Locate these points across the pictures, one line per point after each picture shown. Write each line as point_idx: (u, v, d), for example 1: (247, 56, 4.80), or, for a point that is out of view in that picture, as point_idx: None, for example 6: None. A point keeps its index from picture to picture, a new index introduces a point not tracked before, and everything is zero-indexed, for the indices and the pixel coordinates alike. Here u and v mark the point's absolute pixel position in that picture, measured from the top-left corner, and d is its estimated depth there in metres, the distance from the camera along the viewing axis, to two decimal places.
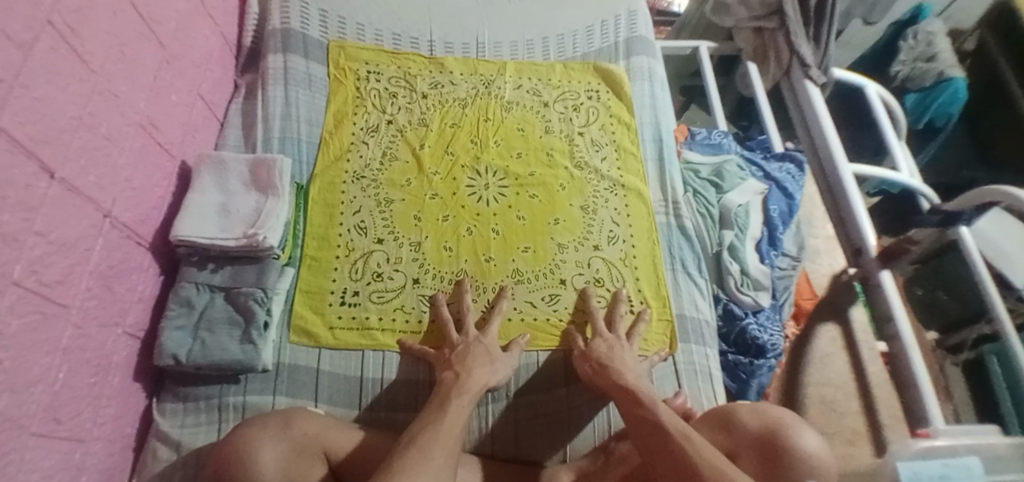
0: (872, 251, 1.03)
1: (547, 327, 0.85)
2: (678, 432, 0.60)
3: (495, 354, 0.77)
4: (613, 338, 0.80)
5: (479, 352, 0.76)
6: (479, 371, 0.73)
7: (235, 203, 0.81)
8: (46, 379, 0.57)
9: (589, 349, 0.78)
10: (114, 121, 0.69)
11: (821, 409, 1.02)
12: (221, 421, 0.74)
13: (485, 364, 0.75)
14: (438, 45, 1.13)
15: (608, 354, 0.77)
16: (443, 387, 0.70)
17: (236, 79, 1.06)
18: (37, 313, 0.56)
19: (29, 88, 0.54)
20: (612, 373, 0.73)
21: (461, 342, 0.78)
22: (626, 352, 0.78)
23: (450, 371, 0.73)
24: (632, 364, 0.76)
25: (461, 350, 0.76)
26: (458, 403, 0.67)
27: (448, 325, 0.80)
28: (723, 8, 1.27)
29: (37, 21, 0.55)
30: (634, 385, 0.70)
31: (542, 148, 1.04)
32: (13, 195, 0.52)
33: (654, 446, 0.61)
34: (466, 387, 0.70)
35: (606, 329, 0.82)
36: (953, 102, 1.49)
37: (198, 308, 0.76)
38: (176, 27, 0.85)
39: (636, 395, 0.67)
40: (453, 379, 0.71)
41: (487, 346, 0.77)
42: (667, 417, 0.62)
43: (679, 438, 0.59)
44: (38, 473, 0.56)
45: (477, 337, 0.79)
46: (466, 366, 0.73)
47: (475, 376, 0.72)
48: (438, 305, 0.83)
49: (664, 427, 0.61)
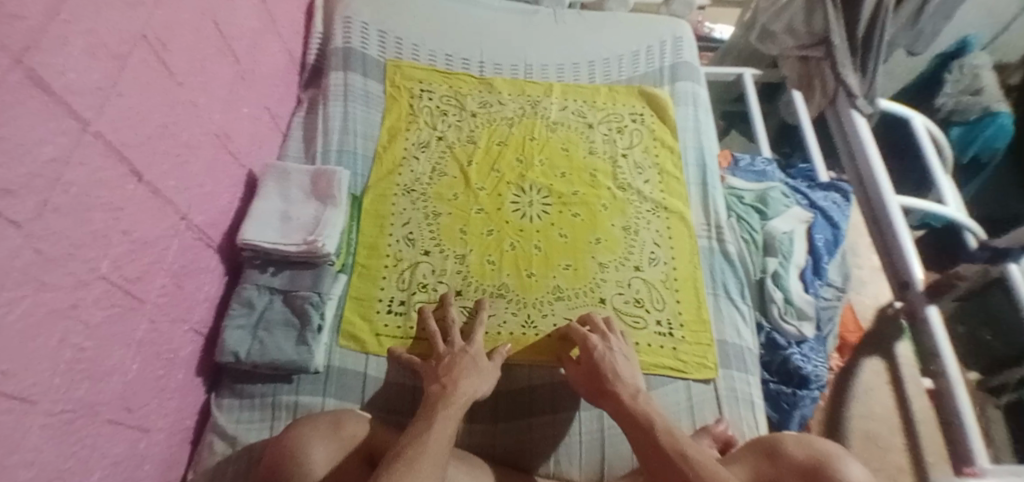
0: (919, 285, 1.01)
1: (546, 344, 0.85)
2: (673, 449, 0.63)
3: (482, 363, 0.76)
4: (607, 340, 0.79)
5: (465, 362, 0.75)
6: (466, 382, 0.72)
7: (296, 210, 0.85)
8: (121, 370, 0.60)
9: (588, 348, 0.77)
10: (194, 132, 0.74)
11: (864, 444, 0.99)
12: (273, 419, 0.76)
13: (473, 374, 0.73)
14: (487, 66, 1.17)
15: (600, 356, 0.76)
16: (430, 400, 0.68)
17: (299, 94, 1.12)
18: (118, 306, 0.59)
19: (122, 98, 0.59)
20: (611, 396, 0.72)
21: (447, 353, 0.76)
22: (620, 356, 0.77)
23: (438, 383, 0.71)
24: (629, 372, 0.75)
25: (448, 362, 0.75)
26: (445, 414, 0.65)
27: (434, 335, 0.79)
28: (769, 36, 1.29)
29: (133, 36, 0.60)
30: (637, 407, 0.69)
31: (585, 168, 1.06)
32: (102, 197, 0.56)
33: (657, 468, 0.63)
34: (453, 399, 0.68)
35: (602, 332, 0.80)
36: (1002, 135, 1.46)
37: (257, 308, 0.79)
38: (249, 44, 0.90)
39: (636, 418, 0.68)
40: (440, 391, 0.69)
41: (475, 357, 0.76)
42: (663, 430, 0.65)
43: (680, 462, 0.61)
44: (107, 459, 0.59)
45: (464, 347, 0.77)
46: (453, 378, 0.72)
47: (463, 386, 0.70)
48: (426, 316, 0.83)
49: (660, 444, 0.64)
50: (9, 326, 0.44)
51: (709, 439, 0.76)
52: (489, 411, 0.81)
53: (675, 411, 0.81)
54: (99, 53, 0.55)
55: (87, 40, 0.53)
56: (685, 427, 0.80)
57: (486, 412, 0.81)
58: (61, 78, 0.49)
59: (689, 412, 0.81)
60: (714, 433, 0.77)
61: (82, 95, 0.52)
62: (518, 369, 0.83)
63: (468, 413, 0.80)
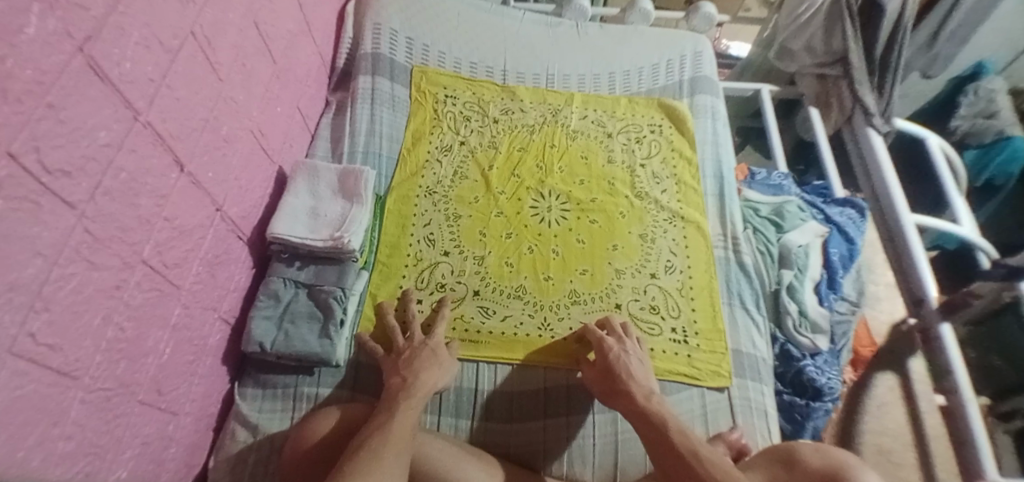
0: (933, 303, 1.01)
1: (567, 347, 0.86)
2: (686, 449, 0.64)
3: (441, 355, 0.78)
4: (627, 342, 0.80)
5: (425, 354, 0.76)
6: (427, 374, 0.74)
7: (324, 207, 0.87)
8: (156, 352, 0.62)
9: (604, 345, 0.78)
10: (232, 127, 0.76)
11: (877, 458, 1.00)
12: (295, 409, 0.78)
13: (433, 366, 0.75)
14: (510, 75, 1.20)
15: (614, 356, 0.77)
16: (390, 393, 0.70)
17: (328, 96, 1.14)
18: (157, 290, 0.61)
19: (170, 90, 0.61)
20: (625, 397, 0.73)
21: (406, 347, 0.78)
22: (635, 359, 0.78)
23: (398, 377, 0.73)
24: (643, 375, 0.76)
25: (407, 355, 0.76)
26: (406, 405, 0.67)
27: (393, 331, 0.80)
28: (787, 54, 1.32)
29: (183, 31, 0.62)
30: (649, 407, 0.71)
31: (604, 177, 1.07)
32: (149, 183, 0.58)
33: (670, 467, 0.64)
34: (413, 391, 0.70)
35: (619, 336, 0.81)
36: (1016, 160, 1.44)
37: (284, 301, 0.81)
38: (286, 44, 0.93)
39: (650, 420, 0.69)
40: (400, 384, 0.71)
41: (435, 350, 0.78)
42: (675, 430, 0.67)
43: (691, 459, 0.63)
44: (139, 439, 0.60)
45: (423, 340, 0.79)
46: (413, 370, 0.73)
47: (423, 378, 0.72)
48: (384, 313, 0.83)
49: (672, 443, 0.66)
50: (57, 302, 0.46)
51: (724, 446, 0.77)
52: (493, 409, 0.82)
53: (689, 418, 0.82)
54: (153, 46, 0.57)
55: (141, 32, 0.55)
56: (700, 432, 0.81)
57: (501, 413, 0.81)
58: (117, 67, 0.52)
59: (702, 418, 0.82)
60: (728, 441, 0.77)
61: (134, 85, 0.54)
62: (533, 370, 0.85)
63: (484, 411, 0.81)
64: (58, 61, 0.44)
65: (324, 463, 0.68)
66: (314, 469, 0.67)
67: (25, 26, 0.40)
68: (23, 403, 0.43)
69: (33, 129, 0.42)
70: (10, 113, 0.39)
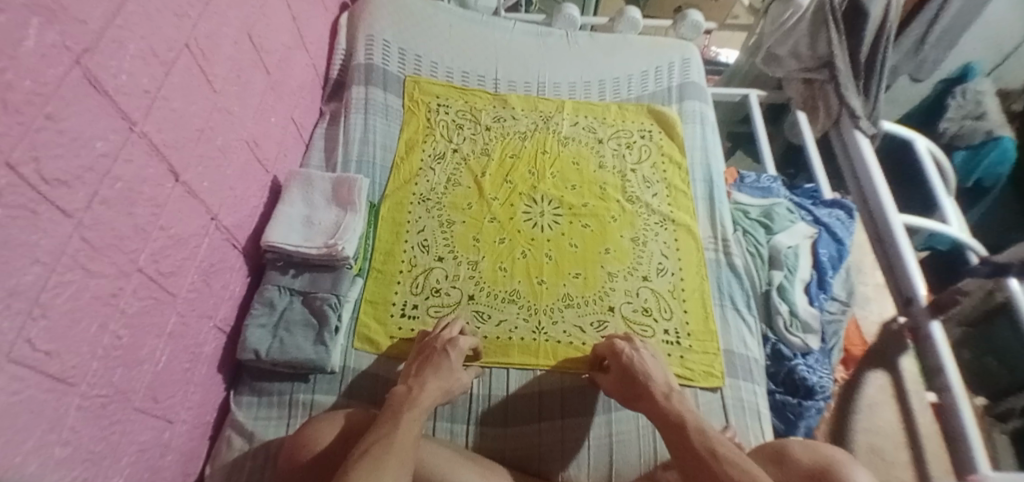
0: (922, 301, 1.02)
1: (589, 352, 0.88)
2: (704, 449, 0.65)
3: (457, 373, 0.77)
4: (643, 345, 0.81)
5: (435, 361, 0.77)
6: (432, 383, 0.74)
7: (317, 216, 0.88)
8: (152, 360, 0.62)
9: (617, 349, 0.80)
10: (227, 137, 0.77)
11: (869, 456, 1.00)
12: (291, 416, 0.78)
13: (439, 375, 0.75)
14: (502, 83, 1.22)
15: (629, 358, 0.78)
16: (394, 402, 0.70)
17: (322, 106, 1.16)
18: (152, 298, 0.62)
19: (166, 102, 0.62)
20: (646, 399, 0.74)
21: (421, 351, 0.79)
22: (652, 359, 0.78)
23: (403, 386, 0.73)
24: (659, 374, 0.77)
25: (420, 361, 0.78)
26: (409, 416, 0.67)
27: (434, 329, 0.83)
28: (774, 60, 1.34)
29: (178, 44, 0.64)
30: (669, 406, 0.72)
31: (595, 182, 1.09)
32: (145, 192, 0.59)
33: (690, 465, 0.65)
34: (418, 401, 0.70)
35: (631, 340, 0.81)
36: (1003, 162, 1.48)
37: (278, 308, 0.82)
38: (279, 56, 0.95)
39: (670, 420, 0.70)
40: (405, 393, 0.71)
41: (452, 362, 0.77)
42: (695, 428, 0.68)
43: (708, 457, 0.64)
44: (134, 447, 0.61)
45: (444, 348, 0.78)
46: (420, 380, 0.74)
47: (429, 389, 0.73)
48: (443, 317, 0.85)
49: (690, 442, 0.67)
50: (54, 308, 0.47)
51: None
52: (489, 413, 0.82)
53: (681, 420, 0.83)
54: (149, 59, 0.59)
55: (136, 44, 0.56)
56: None
57: (496, 418, 0.82)
58: (114, 79, 0.53)
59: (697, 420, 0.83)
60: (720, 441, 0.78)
61: (131, 96, 0.56)
62: (528, 373, 0.85)
63: (478, 416, 0.82)
64: (56, 73, 0.45)
65: (322, 469, 0.68)
66: (319, 475, 0.68)
67: (25, 38, 0.42)
68: (20, 408, 0.44)
69: (33, 139, 0.43)
70: (11, 124, 0.40)
